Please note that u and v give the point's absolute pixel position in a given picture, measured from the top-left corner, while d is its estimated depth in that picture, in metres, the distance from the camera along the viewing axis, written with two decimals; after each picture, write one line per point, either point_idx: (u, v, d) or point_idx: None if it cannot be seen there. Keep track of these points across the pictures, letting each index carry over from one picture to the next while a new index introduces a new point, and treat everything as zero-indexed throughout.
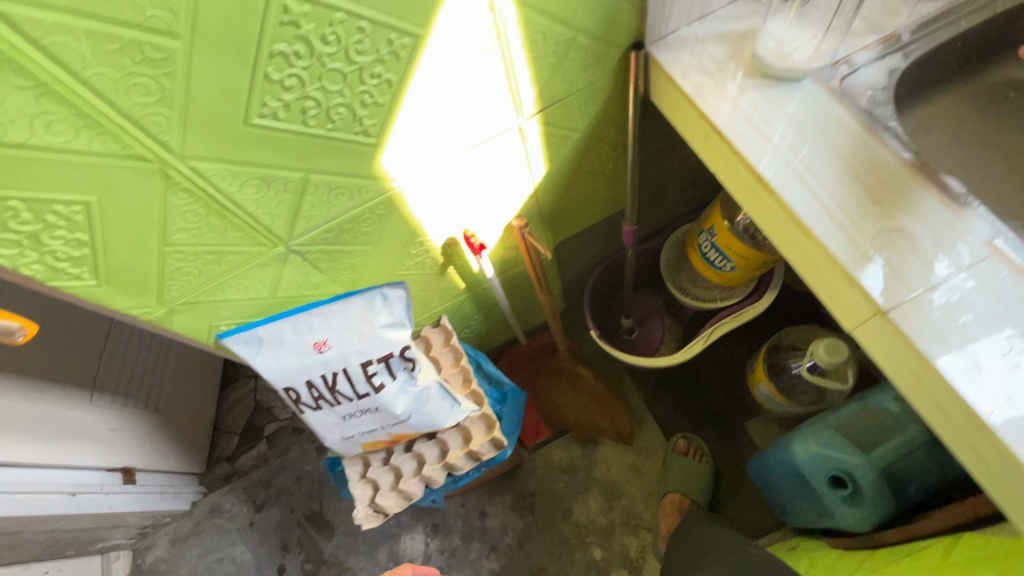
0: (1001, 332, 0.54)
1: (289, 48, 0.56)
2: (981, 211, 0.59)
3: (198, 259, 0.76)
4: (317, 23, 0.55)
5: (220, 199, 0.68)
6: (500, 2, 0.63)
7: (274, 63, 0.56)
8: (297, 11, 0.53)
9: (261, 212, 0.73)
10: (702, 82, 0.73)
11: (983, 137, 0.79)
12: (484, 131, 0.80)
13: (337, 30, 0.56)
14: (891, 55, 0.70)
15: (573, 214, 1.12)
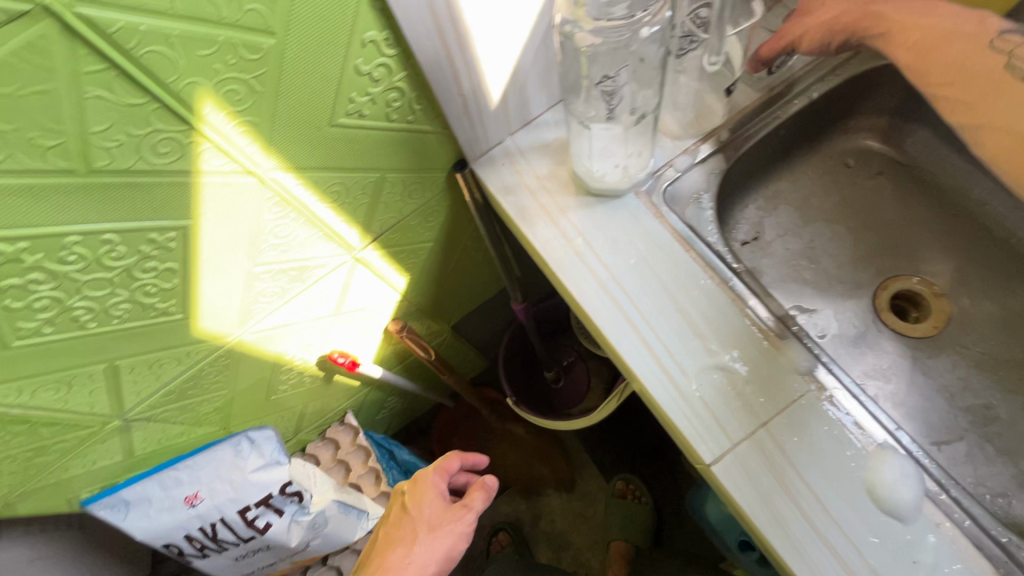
0: (824, 482, 0.51)
1: (23, 280, 0.50)
2: (796, 342, 0.57)
3: (16, 458, 0.70)
4: (47, 251, 0.49)
5: (12, 409, 0.63)
6: (274, 175, 0.58)
7: (11, 295, 0.51)
8: (13, 249, 0.47)
9: (73, 403, 0.68)
10: (526, 205, 0.69)
11: (830, 211, 0.77)
12: (312, 273, 0.75)
13: (77, 250, 0.51)
14: (710, 159, 0.68)
15: (459, 300, 1.08)
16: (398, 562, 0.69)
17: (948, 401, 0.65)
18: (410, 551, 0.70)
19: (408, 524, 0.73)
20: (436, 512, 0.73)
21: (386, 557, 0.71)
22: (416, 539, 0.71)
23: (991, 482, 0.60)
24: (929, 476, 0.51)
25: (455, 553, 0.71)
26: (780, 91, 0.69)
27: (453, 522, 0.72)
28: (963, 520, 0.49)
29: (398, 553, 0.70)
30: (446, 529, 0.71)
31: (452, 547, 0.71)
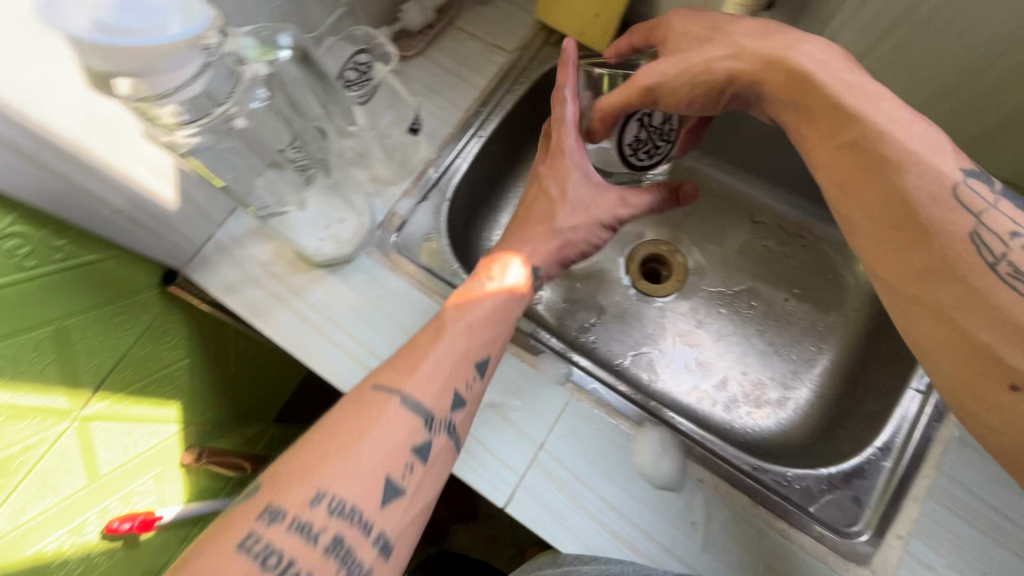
0: (605, 481, 0.53)
1: None
2: (548, 354, 0.59)
3: None
4: None
5: None
6: None
7: None
8: None
9: None
10: (256, 298, 0.63)
11: None
12: (31, 472, 0.54)
13: None
14: (431, 194, 0.67)
15: (266, 394, 0.98)
16: (348, 459, 0.39)
17: (705, 343, 0.71)
18: (320, 472, 0.38)
19: (349, 429, 0.40)
20: (353, 403, 0.42)
21: (299, 480, 0.38)
22: (361, 427, 0.40)
23: (751, 403, 0.67)
24: (682, 438, 0.55)
25: (405, 450, 0.41)
26: (475, 111, 0.70)
27: (383, 393, 0.43)
28: (718, 466, 0.53)
29: (301, 489, 0.37)
30: (466, 338, 0.48)
31: (447, 393, 0.45)
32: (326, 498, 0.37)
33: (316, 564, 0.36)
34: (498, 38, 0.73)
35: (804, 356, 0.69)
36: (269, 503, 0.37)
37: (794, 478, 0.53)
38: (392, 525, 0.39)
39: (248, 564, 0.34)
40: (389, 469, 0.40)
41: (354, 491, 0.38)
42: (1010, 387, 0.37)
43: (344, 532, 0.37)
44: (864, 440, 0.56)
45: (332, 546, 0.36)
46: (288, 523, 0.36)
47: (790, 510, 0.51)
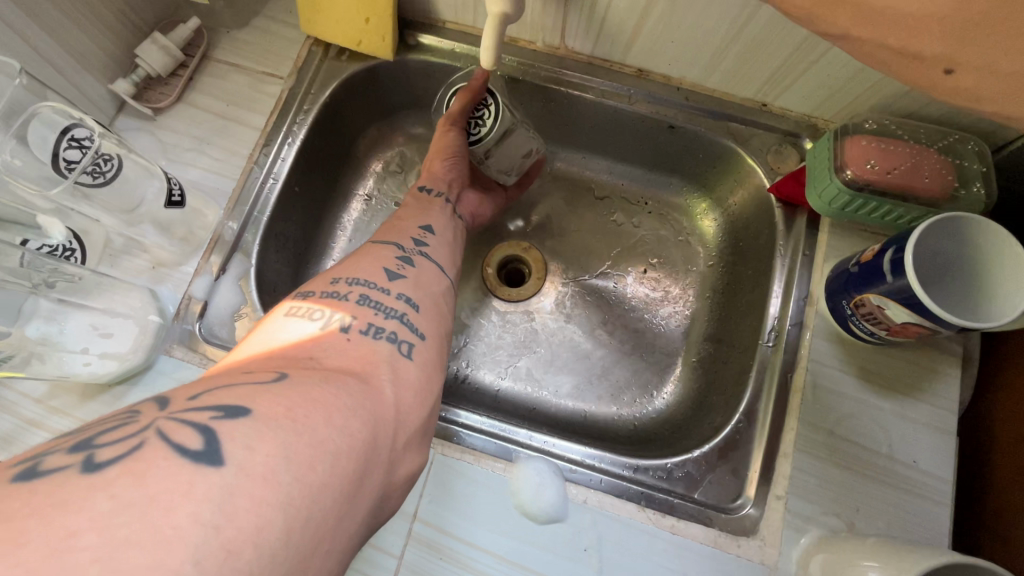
0: (490, 532, 0.49)
1: None
2: None
3: None
4: None
5: None
6: None
7: None
8: None
9: None
10: (40, 445, 0.51)
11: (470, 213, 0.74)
12: None
13: None
14: (232, 263, 0.58)
15: None
16: (349, 267, 0.48)
17: (579, 338, 0.69)
18: (329, 277, 0.47)
19: (345, 262, 0.50)
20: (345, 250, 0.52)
21: (315, 284, 0.46)
22: (351, 258, 0.50)
23: (632, 388, 0.66)
24: (558, 461, 0.53)
25: (390, 254, 0.50)
26: (260, 157, 0.61)
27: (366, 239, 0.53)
28: (600, 481, 0.51)
29: (318, 285, 0.46)
30: (414, 216, 0.58)
31: (406, 235, 0.54)
32: (343, 281, 0.46)
33: (355, 311, 0.43)
34: (270, 64, 0.64)
35: (671, 325, 0.68)
36: (300, 294, 0.45)
37: (676, 467, 0.53)
38: (407, 291, 0.47)
39: (301, 321, 0.41)
40: (383, 265, 0.48)
41: (363, 275, 0.47)
42: (943, 71, 0.26)
43: (369, 292, 0.45)
44: (736, 406, 0.56)
45: (363, 299, 0.44)
46: (317, 297, 0.44)
47: (676, 503, 0.50)
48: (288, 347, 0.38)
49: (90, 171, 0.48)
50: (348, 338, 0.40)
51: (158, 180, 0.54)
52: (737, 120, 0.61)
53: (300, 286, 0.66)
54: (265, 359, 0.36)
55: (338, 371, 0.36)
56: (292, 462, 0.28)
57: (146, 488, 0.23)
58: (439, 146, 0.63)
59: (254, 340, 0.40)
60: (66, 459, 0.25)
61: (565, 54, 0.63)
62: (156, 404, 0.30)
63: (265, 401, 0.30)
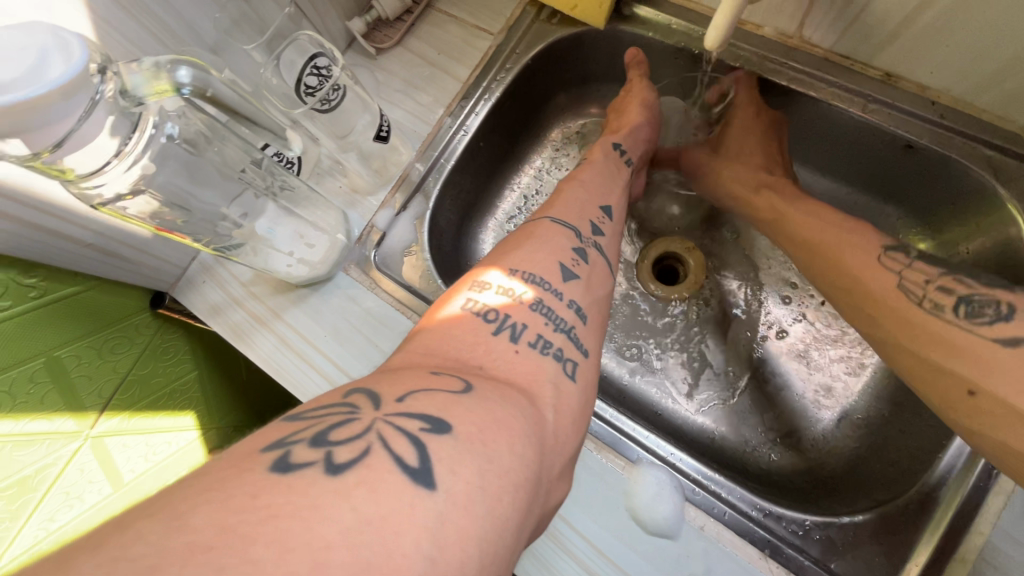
0: (594, 529, 0.47)
1: None
2: None
3: None
4: None
5: None
6: None
7: None
8: None
9: None
10: (239, 320, 0.61)
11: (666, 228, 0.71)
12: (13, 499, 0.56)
13: None
14: (412, 203, 0.62)
15: (273, 395, 1.01)
16: (522, 255, 0.46)
17: (729, 355, 0.64)
18: (503, 262, 0.46)
19: (515, 247, 0.48)
20: (515, 233, 0.51)
21: (491, 266, 0.45)
22: (521, 240, 0.48)
23: (780, 426, 0.60)
24: (681, 478, 0.49)
25: (568, 247, 0.48)
26: (456, 108, 0.63)
27: (529, 222, 0.52)
28: (723, 512, 0.47)
29: (494, 271, 0.45)
30: (597, 190, 0.55)
31: (585, 219, 0.52)
32: (519, 273, 0.44)
33: (527, 317, 0.41)
34: (485, 20, 0.66)
35: (840, 371, 0.60)
36: (477, 279, 0.44)
37: (814, 527, 0.46)
38: (578, 298, 0.45)
39: (475, 317, 0.40)
40: (558, 259, 0.46)
41: (538, 270, 0.45)
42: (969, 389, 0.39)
43: (543, 296, 0.43)
44: (910, 484, 0.47)
45: (538, 303, 0.42)
46: (491, 287, 0.43)
47: (806, 565, 0.45)
48: (461, 347, 0.37)
49: (322, 99, 0.54)
50: (516, 350, 0.38)
51: (369, 114, 0.59)
52: (1005, 151, 0.50)
53: (464, 237, 0.69)
54: (443, 362, 0.36)
55: (498, 383, 0.35)
56: (485, 491, 0.26)
57: (379, 509, 0.22)
58: (642, 99, 0.62)
59: (432, 327, 0.40)
60: (311, 455, 0.23)
61: (797, 45, 0.56)
62: (369, 398, 0.29)
63: (461, 417, 0.28)
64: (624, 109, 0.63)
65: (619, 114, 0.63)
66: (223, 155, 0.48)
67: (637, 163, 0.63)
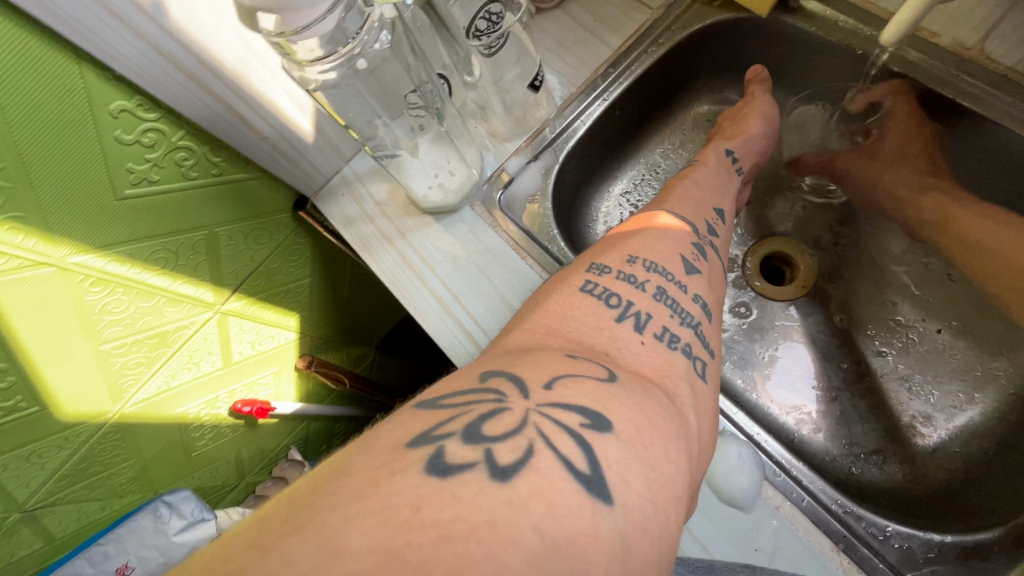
0: None
1: None
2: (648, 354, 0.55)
3: None
4: None
5: None
6: (28, 272, 0.53)
7: None
8: None
9: None
10: (368, 233, 0.67)
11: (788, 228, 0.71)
12: (157, 337, 0.71)
13: None
14: (543, 155, 0.66)
15: (367, 319, 1.09)
16: (644, 242, 0.50)
17: (821, 360, 0.65)
18: (622, 250, 0.50)
19: (635, 233, 0.52)
20: (633, 219, 0.54)
21: (610, 253, 0.49)
22: (639, 228, 0.52)
23: (867, 442, 0.59)
24: (765, 457, 0.50)
25: (688, 239, 0.51)
26: (603, 71, 0.66)
27: (646, 211, 0.55)
28: (801, 498, 0.48)
29: (614, 259, 0.49)
30: (711, 190, 0.58)
31: (701, 216, 0.55)
32: (639, 261, 0.48)
33: (652, 307, 0.45)
34: None
35: (945, 404, 0.58)
36: (596, 265, 0.48)
37: (893, 534, 0.46)
38: (701, 291, 0.48)
39: (599, 303, 0.44)
40: (680, 252, 0.50)
41: (659, 258, 0.49)
42: None
43: (665, 286, 0.46)
44: (1007, 519, 0.46)
45: (662, 294, 0.46)
46: (613, 274, 0.47)
47: (879, 567, 0.45)
48: (586, 332, 0.42)
49: (489, 44, 0.56)
50: (641, 340, 0.42)
51: (525, 64, 0.61)
52: None
53: (581, 200, 0.72)
54: (570, 343, 0.40)
55: (621, 365, 0.39)
56: (655, 507, 0.30)
57: (563, 529, 0.25)
58: (761, 111, 0.64)
59: (553, 306, 0.45)
60: (466, 455, 0.27)
61: (971, 57, 0.55)
62: (516, 387, 0.33)
63: (620, 418, 0.32)
64: (742, 119, 0.65)
65: (737, 122, 0.65)
66: (392, 75, 0.50)
67: (747, 172, 0.65)
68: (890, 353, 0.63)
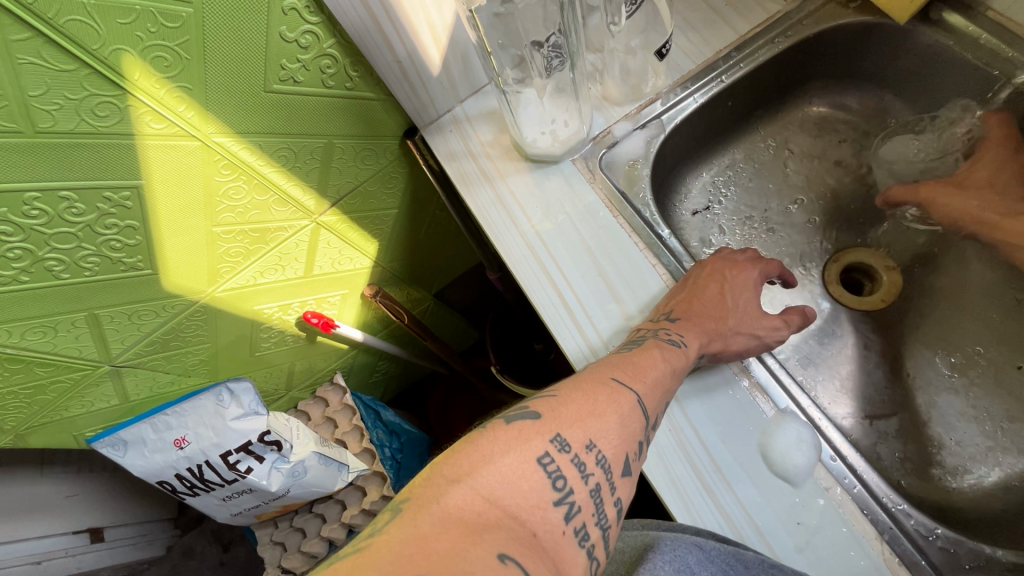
0: (733, 466, 0.51)
1: (20, 240, 0.58)
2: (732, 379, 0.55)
3: (28, 400, 0.76)
4: (50, 207, 0.57)
5: (39, 357, 0.72)
6: (178, 141, 0.59)
7: (14, 251, 0.59)
8: (21, 199, 0.55)
9: (77, 353, 0.75)
10: (470, 169, 0.71)
11: (878, 243, 0.71)
12: (260, 230, 0.76)
13: (74, 204, 0.58)
14: (651, 125, 0.68)
15: (433, 266, 1.14)
16: (601, 425, 0.42)
17: (888, 374, 0.64)
18: (583, 426, 0.41)
19: (602, 408, 0.43)
20: (598, 384, 0.45)
21: (574, 424, 0.41)
22: (605, 405, 0.43)
23: (921, 462, 0.59)
24: (824, 443, 0.51)
25: (640, 436, 0.44)
26: (726, 55, 0.67)
27: (616, 382, 0.45)
28: (852, 485, 0.49)
29: (575, 434, 0.40)
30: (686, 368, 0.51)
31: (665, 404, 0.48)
32: (595, 450, 0.41)
33: (585, 501, 0.38)
34: None
35: (1009, 439, 0.58)
36: (557, 432, 0.40)
37: (940, 537, 0.47)
38: (625, 495, 0.42)
39: (546, 481, 0.37)
40: (629, 447, 0.43)
41: (611, 452, 0.41)
42: None
43: (602, 484, 0.40)
44: None
45: (596, 491, 0.39)
46: (570, 456, 0.39)
47: (921, 564, 0.46)
48: (522, 508, 0.35)
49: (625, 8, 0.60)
50: (563, 532, 0.36)
51: (661, 34, 0.63)
52: None
53: (676, 176, 0.73)
54: (499, 520, 0.34)
55: (544, 555, 0.34)
56: None
57: None
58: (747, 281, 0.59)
59: (508, 459, 0.37)
60: None
61: None
62: None
63: None
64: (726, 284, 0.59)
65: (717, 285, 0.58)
66: (533, 15, 0.54)
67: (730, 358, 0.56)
68: (960, 380, 0.62)
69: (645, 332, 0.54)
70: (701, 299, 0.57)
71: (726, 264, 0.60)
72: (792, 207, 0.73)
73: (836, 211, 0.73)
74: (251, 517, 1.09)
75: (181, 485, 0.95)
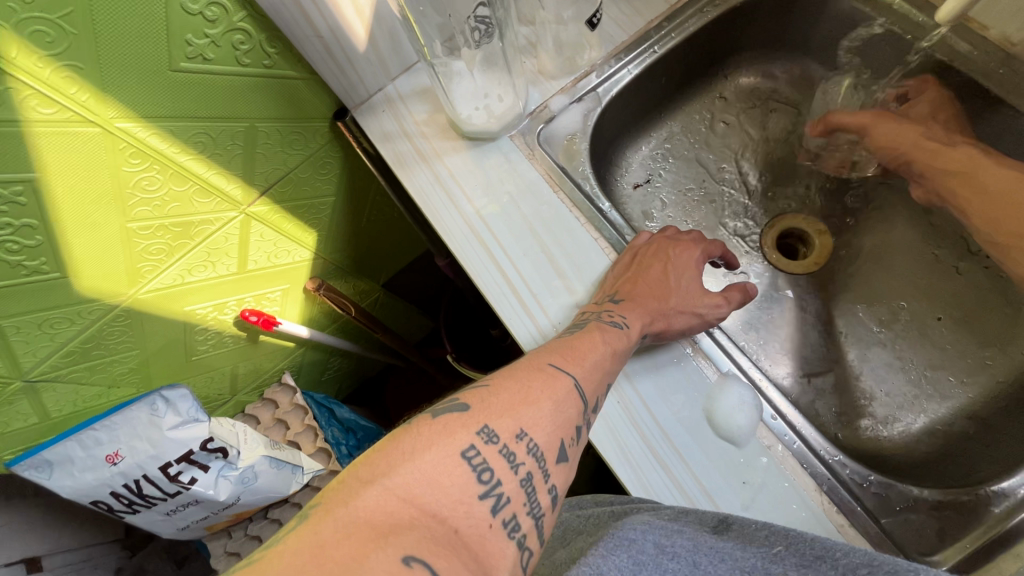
0: (681, 433, 0.51)
1: None
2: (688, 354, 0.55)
3: None
4: None
5: None
6: (74, 128, 0.53)
7: None
8: None
9: None
10: (405, 150, 0.68)
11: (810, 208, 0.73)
12: (181, 225, 0.71)
13: None
14: (587, 98, 0.67)
15: (379, 256, 1.11)
16: (535, 413, 0.41)
17: (824, 333, 0.67)
18: (514, 415, 0.40)
19: (536, 394, 0.42)
20: (527, 374, 0.44)
21: (501, 415, 0.40)
22: (540, 392, 0.42)
23: (856, 415, 0.62)
24: (765, 404, 0.53)
25: (575, 421, 0.43)
26: (658, 25, 0.67)
27: (552, 368, 0.45)
28: (792, 441, 0.51)
29: (504, 424, 0.39)
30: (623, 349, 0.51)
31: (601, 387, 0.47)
32: (525, 440, 0.40)
33: (513, 493, 0.37)
34: None
35: (932, 385, 0.61)
36: (484, 424, 0.39)
37: (874, 482, 0.50)
38: (560, 482, 0.41)
39: (470, 475, 0.36)
40: (563, 434, 0.42)
41: (543, 441, 0.40)
42: None
43: (534, 474, 0.39)
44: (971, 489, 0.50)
45: (526, 481, 0.39)
46: (496, 447, 0.38)
47: (857, 510, 0.48)
48: (439, 505, 0.34)
49: None
50: (489, 525, 0.35)
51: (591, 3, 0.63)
52: None
53: (615, 150, 0.73)
54: (412, 519, 0.32)
55: (463, 552, 0.33)
56: None
57: None
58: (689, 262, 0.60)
59: (426, 454, 0.35)
60: None
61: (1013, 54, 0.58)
62: None
63: None
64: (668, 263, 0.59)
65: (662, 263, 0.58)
66: None
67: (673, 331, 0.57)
68: (888, 334, 0.65)
69: (590, 314, 0.54)
70: (644, 281, 0.57)
71: (669, 244, 0.60)
72: (728, 177, 0.75)
73: (770, 179, 0.75)
74: (202, 530, 1.04)
75: (118, 504, 0.89)
